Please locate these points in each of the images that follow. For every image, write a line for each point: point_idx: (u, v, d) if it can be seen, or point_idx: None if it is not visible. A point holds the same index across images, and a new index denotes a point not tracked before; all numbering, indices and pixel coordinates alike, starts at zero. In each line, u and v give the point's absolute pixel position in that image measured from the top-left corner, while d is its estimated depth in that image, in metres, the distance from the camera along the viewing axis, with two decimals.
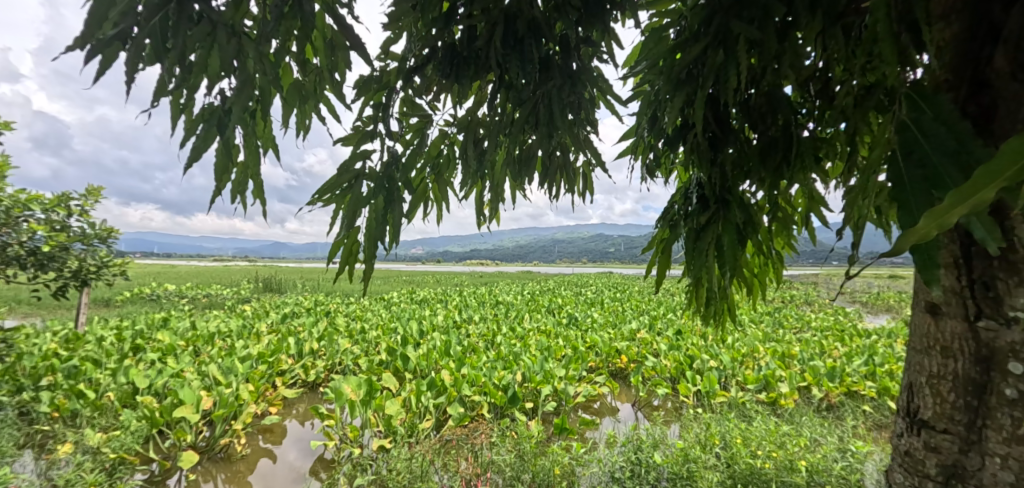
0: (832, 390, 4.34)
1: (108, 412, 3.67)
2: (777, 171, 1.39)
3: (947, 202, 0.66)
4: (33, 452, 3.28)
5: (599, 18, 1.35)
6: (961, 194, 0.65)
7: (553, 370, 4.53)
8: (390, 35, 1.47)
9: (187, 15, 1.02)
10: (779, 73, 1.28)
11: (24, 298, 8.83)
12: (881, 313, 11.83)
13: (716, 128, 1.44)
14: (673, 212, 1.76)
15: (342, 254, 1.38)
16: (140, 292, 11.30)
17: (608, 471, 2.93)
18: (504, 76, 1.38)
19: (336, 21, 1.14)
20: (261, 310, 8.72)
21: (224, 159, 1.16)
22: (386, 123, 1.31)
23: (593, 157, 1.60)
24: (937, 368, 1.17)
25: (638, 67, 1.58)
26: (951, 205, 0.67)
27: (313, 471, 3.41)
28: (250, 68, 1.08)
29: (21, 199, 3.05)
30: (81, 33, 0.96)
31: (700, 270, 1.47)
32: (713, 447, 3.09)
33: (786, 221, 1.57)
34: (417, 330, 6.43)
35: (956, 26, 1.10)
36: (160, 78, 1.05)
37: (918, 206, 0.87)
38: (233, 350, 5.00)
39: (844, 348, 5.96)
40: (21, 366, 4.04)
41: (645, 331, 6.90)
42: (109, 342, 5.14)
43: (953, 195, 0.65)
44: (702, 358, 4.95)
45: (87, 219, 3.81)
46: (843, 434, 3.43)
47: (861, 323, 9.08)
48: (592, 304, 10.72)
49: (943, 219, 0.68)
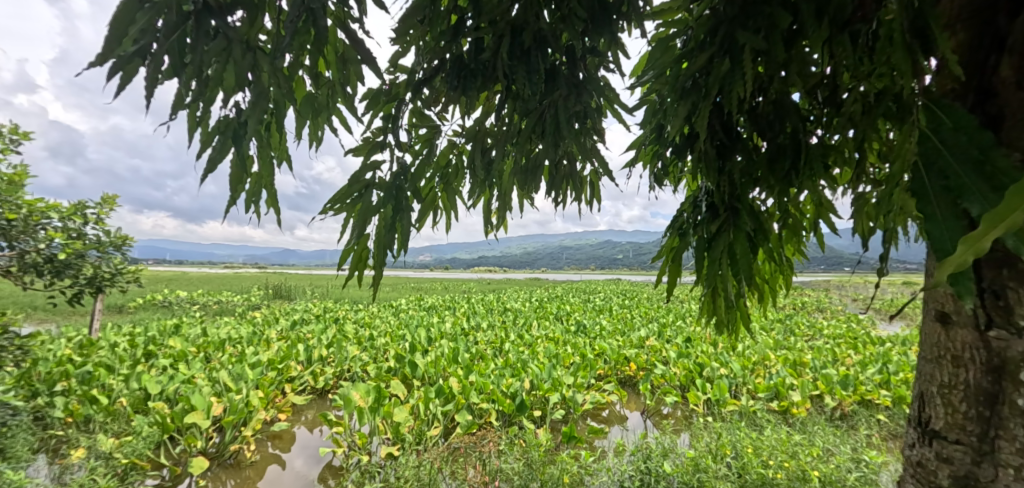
0: (846, 399, 4.31)
1: (121, 417, 3.74)
2: (786, 178, 1.39)
3: (980, 227, 0.68)
4: (47, 456, 3.34)
5: (605, 29, 1.36)
6: (992, 219, 0.67)
7: (561, 378, 4.54)
8: (398, 49, 1.50)
9: (205, 30, 1.06)
10: (786, 81, 1.29)
11: (41, 304, 9.08)
12: (894, 321, 11.71)
13: (724, 136, 1.46)
14: (682, 220, 1.76)
15: (352, 261, 1.40)
16: (153, 298, 11.48)
17: (617, 480, 2.94)
18: (512, 86, 1.43)
19: (347, 34, 1.18)
20: (271, 316, 8.85)
21: (239, 169, 1.21)
22: (395, 133, 1.34)
23: (599, 166, 1.61)
24: (948, 377, 1.17)
25: (644, 77, 1.53)
26: (986, 228, 0.68)
27: (322, 478, 3.44)
28: (264, 81, 1.13)
29: (39, 208, 3.14)
30: (103, 49, 1.00)
31: (713, 279, 1.47)
32: (724, 457, 3.07)
33: (796, 227, 1.58)
34: (425, 338, 6.47)
35: (961, 34, 1.11)
36: (177, 91, 1.08)
37: (948, 219, 0.88)
38: (243, 357, 5.08)
39: (858, 356, 5.91)
40: (37, 371, 4.14)
41: (654, 338, 6.87)
42: (122, 348, 5.24)
43: (986, 220, 0.67)
44: (712, 366, 4.94)
45: (102, 227, 3.89)
46: (857, 443, 3.39)
47: (875, 331, 8.96)
48: (601, 310, 10.75)
49: (979, 244, 0.69)
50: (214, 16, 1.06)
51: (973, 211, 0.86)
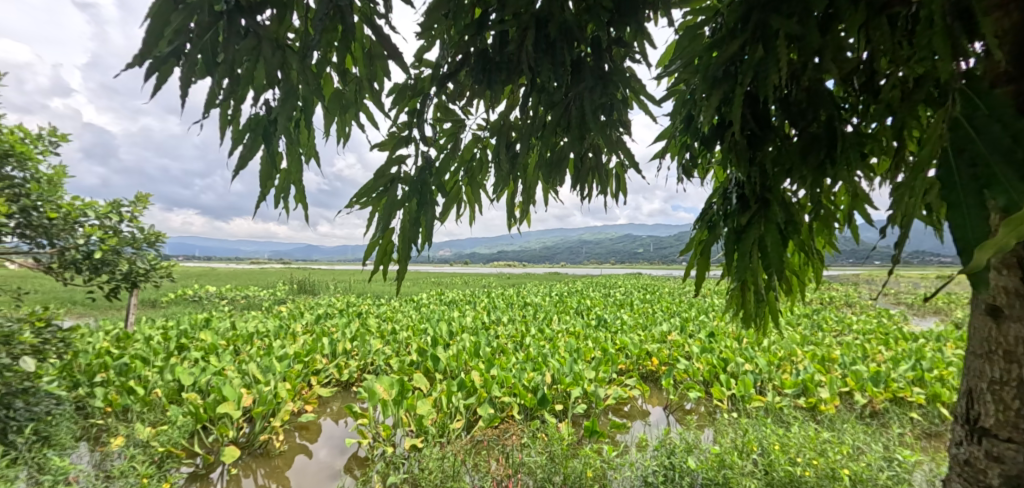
0: (876, 396, 4.20)
1: (156, 407, 3.89)
2: (818, 169, 1.35)
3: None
4: (89, 444, 3.50)
5: (631, 18, 1.34)
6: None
7: (582, 372, 4.54)
8: (423, 44, 1.53)
9: (236, 30, 1.09)
10: (819, 68, 1.26)
11: (80, 299, 9.46)
12: (927, 317, 11.35)
13: (755, 126, 1.44)
14: (711, 212, 1.73)
15: (377, 255, 1.42)
16: (183, 293, 11.83)
17: (640, 475, 2.94)
18: (537, 79, 1.43)
19: (374, 31, 1.19)
20: (296, 311, 9.06)
21: (269, 166, 1.25)
22: (421, 127, 1.36)
23: (625, 158, 1.59)
24: (1002, 373, 1.13)
25: (671, 67, 1.54)
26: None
27: (348, 468, 3.53)
28: (293, 79, 1.16)
29: (77, 206, 3.27)
30: (141, 50, 1.04)
31: (742, 272, 1.44)
32: (750, 453, 3.03)
33: (827, 219, 1.54)
34: (446, 332, 6.53)
35: (1015, 16, 1.06)
36: (210, 91, 1.11)
37: (969, 208, 0.84)
38: (271, 350, 5.21)
39: (888, 352, 5.75)
40: (77, 363, 4.32)
41: (676, 333, 6.80)
42: (156, 341, 5.43)
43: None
44: (736, 361, 4.88)
45: (137, 224, 4.01)
46: (889, 441, 3.31)
47: (906, 327, 8.71)
48: (622, 305, 10.69)
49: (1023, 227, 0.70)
50: (244, 16, 1.09)
51: (998, 201, 0.83)
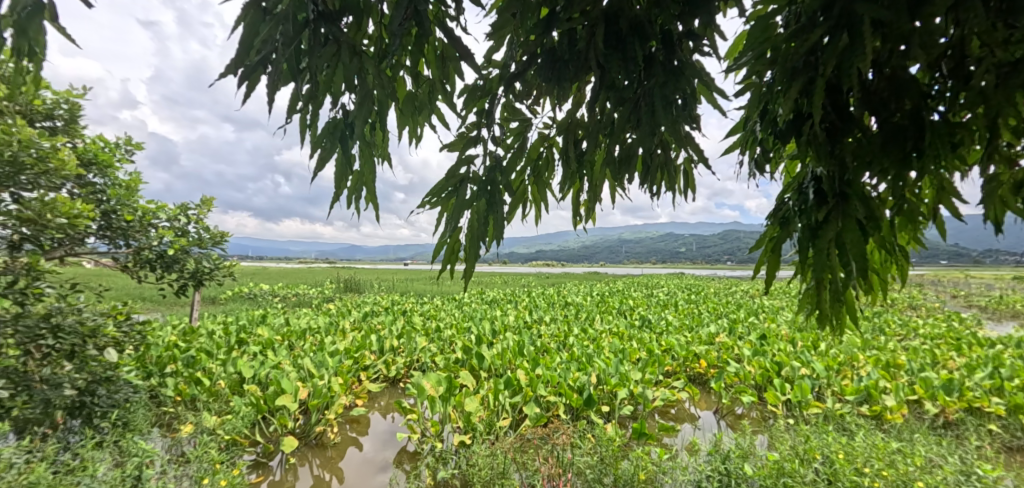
0: (950, 405, 3.91)
1: (221, 398, 4.13)
2: (903, 161, 1.26)
3: None
4: (162, 430, 3.75)
5: (701, 10, 1.29)
6: None
7: (628, 373, 4.47)
8: (492, 44, 1.56)
9: (319, 39, 1.15)
10: (906, 55, 1.20)
11: (148, 296, 10.14)
12: (1004, 321, 10.47)
13: (835, 117, 1.35)
14: (784, 208, 1.66)
15: (444, 254, 1.45)
16: (239, 291, 12.51)
17: (693, 479, 2.87)
18: (606, 75, 1.42)
19: (447, 33, 1.22)
20: (343, 308, 9.38)
21: (345, 167, 1.31)
22: (490, 127, 1.38)
23: (694, 154, 1.51)
24: None
25: (743, 59, 1.50)
26: None
27: (398, 461, 3.63)
28: (369, 83, 1.20)
29: (152, 209, 3.51)
30: (234, 60, 1.10)
31: (818, 270, 1.38)
32: (812, 462, 2.89)
33: (912, 215, 1.43)
34: (490, 331, 6.58)
35: None
36: (293, 97, 1.17)
37: None
38: (323, 346, 5.42)
39: (961, 359, 5.34)
40: (150, 355, 4.63)
41: (725, 335, 6.58)
42: (218, 336, 5.76)
43: None
44: (792, 365, 4.68)
45: (203, 225, 4.27)
46: (966, 454, 3.08)
47: (980, 332, 8.05)
48: (665, 306, 10.44)
49: None
50: (326, 24, 1.14)
51: None
